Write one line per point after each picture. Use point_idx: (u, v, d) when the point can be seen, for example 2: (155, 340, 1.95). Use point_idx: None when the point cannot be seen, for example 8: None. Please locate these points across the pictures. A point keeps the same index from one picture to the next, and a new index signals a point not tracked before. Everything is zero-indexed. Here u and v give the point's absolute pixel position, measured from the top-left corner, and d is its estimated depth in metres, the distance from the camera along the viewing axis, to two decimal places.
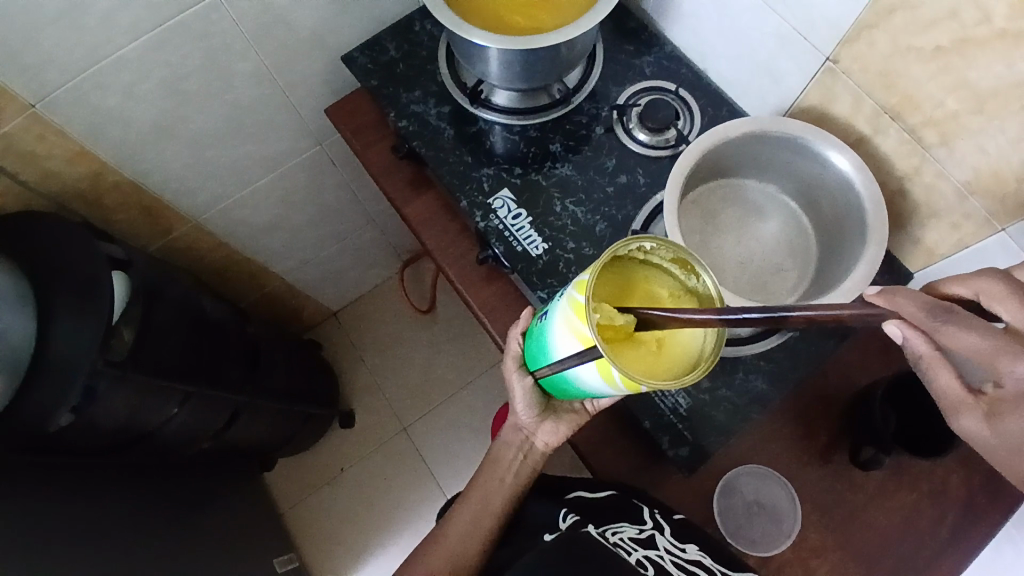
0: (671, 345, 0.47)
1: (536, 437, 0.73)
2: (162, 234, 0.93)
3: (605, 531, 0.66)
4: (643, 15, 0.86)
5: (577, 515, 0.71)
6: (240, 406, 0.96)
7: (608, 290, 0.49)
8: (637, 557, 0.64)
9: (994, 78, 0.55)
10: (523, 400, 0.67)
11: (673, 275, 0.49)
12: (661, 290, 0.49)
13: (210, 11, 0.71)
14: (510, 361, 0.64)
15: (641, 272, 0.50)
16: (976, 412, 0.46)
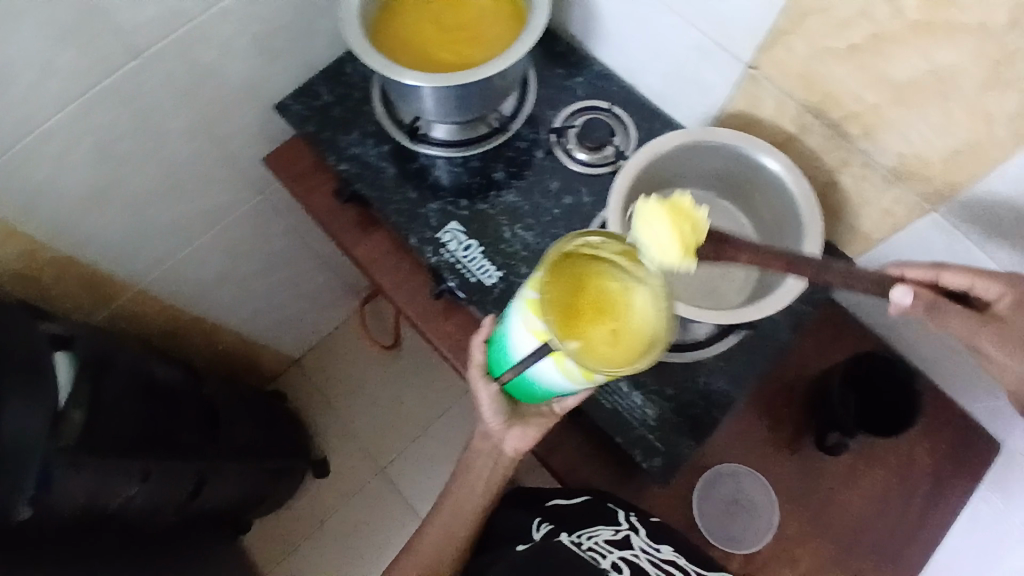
0: (625, 335, 0.49)
1: (505, 444, 0.69)
2: (106, 302, 0.90)
3: (580, 535, 0.66)
4: (570, 37, 0.88)
5: (551, 523, 0.70)
6: (206, 471, 0.93)
7: (566, 284, 0.52)
8: (612, 559, 0.63)
9: (910, 69, 0.57)
10: (489, 405, 0.66)
11: (626, 264, 0.50)
12: (614, 281, 0.50)
13: (134, 75, 0.70)
14: (474, 368, 0.64)
15: (595, 265, 0.51)
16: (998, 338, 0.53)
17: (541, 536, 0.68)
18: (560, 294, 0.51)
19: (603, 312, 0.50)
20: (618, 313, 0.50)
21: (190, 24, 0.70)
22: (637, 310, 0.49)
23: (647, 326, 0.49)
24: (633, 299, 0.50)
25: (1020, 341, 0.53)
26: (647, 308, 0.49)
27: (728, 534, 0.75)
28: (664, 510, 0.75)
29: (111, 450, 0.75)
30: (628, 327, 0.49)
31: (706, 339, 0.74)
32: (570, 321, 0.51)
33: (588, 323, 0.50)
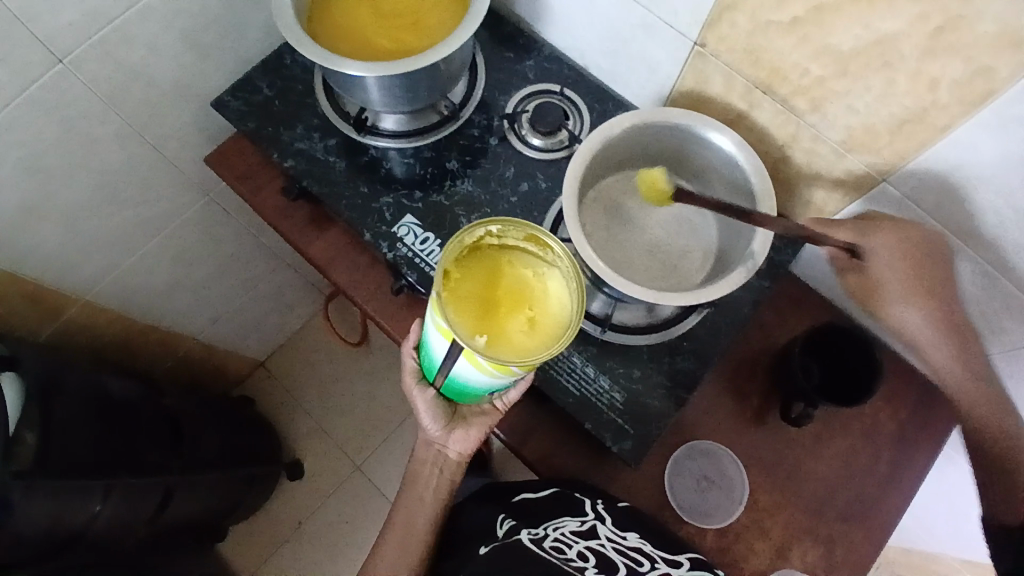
0: (541, 320, 0.53)
1: (449, 448, 0.71)
2: (51, 318, 0.87)
3: (546, 527, 0.64)
4: (517, 20, 0.86)
5: (513, 519, 0.68)
6: (173, 484, 0.91)
7: (477, 275, 0.54)
8: (577, 548, 0.59)
9: (852, 39, 0.57)
10: (427, 412, 0.67)
11: (532, 254, 0.55)
12: (524, 270, 0.55)
13: (59, 80, 0.66)
14: (408, 376, 0.67)
15: (503, 256, 0.56)
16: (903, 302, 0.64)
17: (504, 533, 0.66)
18: (473, 287, 0.54)
19: (518, 300, 0.54)
20: (532, 300, 0.54)
21: (113, 24, 0.67)
22: (548, 296, 0.54)
23: (560, 309, 0.53)
24: (546, 285, 0.54)
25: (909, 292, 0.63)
26: (559, 291, 0.54)
27: (701, 509, 0.75)
28: (636, 492, 0.75)
29: (68, 473, 0.73)
30: (542, 312, 0.54)
31: (675, 316, 0.75)
32: (486, 313, 0.53)
33: (504, 312, 0.53)
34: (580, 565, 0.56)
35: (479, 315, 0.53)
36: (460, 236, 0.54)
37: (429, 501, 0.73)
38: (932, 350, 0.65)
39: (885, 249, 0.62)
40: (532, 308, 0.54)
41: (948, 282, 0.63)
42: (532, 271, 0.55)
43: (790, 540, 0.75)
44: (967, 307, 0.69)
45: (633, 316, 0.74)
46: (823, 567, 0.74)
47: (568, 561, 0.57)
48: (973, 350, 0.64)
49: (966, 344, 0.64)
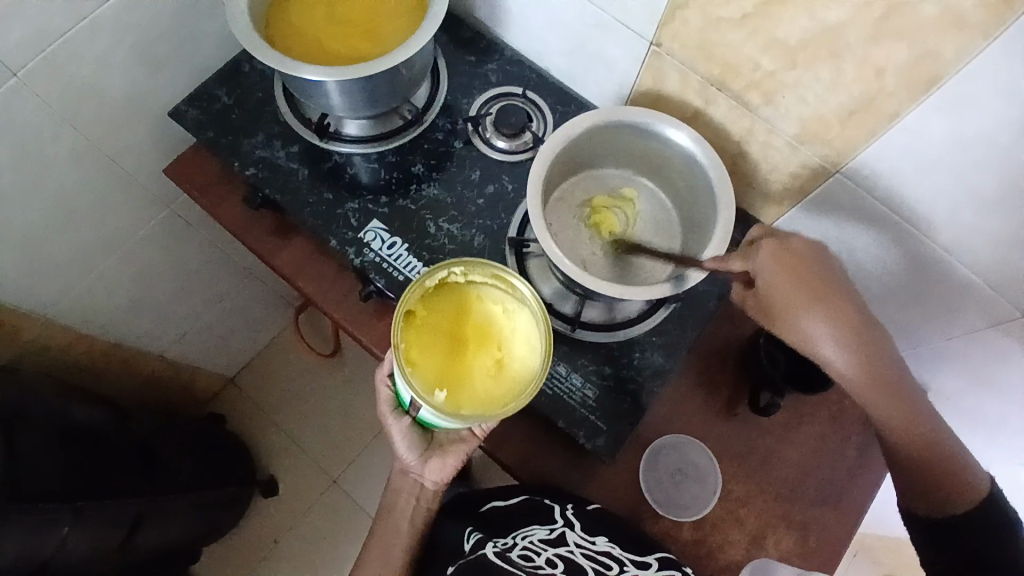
0: (508, 362, 0.57)
1: (425, 478, 0.71)
2: (9, 342, 0.85)
3: (513, 537, 0.64)
4: (477, 24, 0.86)
5: (480, 531, 0.67)
6: (143, 508, 0.89)
7: (446, 318, 0.58)
8: (545, 555, 0.60)
9: (801, 32, 0.59)
10: (403, 440, 0.68)
11: (500, 290, 0.58)
12: (492, 307, 0.58)
13: (11, 94, 0.65)
14: (384, 404, 0.67)
15: (471, 292, 0.58)
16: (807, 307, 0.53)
17: (471, 547, 0.65)
18: (441, 329, 0.57)
19: (485, 341, 0.57)
20: (499, 339, 0.57)
21: (65, 36, 0.66)
22: (515, 335, 0.57)
23: (526, 351, 0.57)
24: (513, 323, 0.57)
25: (812, 296, 0.53)
26: (525, 331, 0.57)
27: (677, 503, 0.75)
28: (612, 489, 0.76)
29: (31, 499, 0.72)
30: (510, 352, 0.57)
31: (637, 316, 0.75)
32: (455, 355, 0.57)
33: (472, 354, 0.57)
34: (548, 572, 0.57)
35: (447, 357, 0.57)
36: (422, 279, 0.56)
37: (404, 508, 0.72)
38: (856, 362, 0.52)
39: (769, 259, 0.55)
40: (499, 349, 0.57)
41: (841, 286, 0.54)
42: (500, 310, 0.58)
43: (765, 528, 0.76)
44: (926, 290, 0.71)
45: (601, 312, 0.75)
46: (799, 554, 0.75)
47: (537, 569, 0.57)
48: (882, 352, 0.52)
49: (873, 349, 0.52)
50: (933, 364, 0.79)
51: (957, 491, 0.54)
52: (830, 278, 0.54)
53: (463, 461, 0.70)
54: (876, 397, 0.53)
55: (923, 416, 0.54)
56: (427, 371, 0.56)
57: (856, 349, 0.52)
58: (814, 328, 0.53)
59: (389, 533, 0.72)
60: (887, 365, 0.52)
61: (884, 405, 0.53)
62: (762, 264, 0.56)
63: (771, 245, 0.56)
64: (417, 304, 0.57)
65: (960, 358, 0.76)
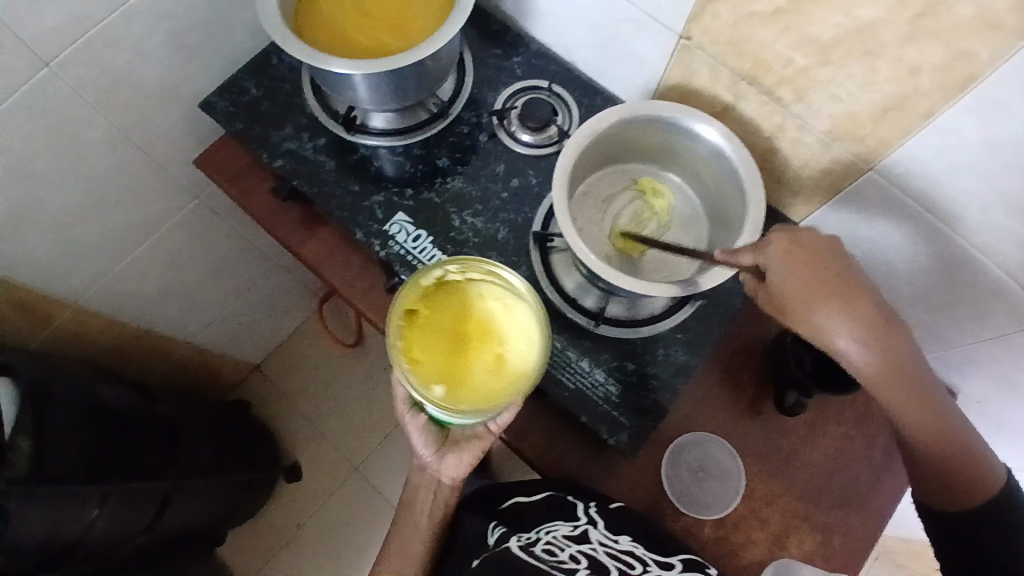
0: (507, 358, 0.58)
1: (443, 475, 0.70)
2: (43, 325, 0.87)
3: (538, 532, 0.64)
4: (504, 16, 0.86)
5: (504, 527, 0.68)
6: (171, 490, 0.92)
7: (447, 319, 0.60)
8: (568, 551, 0.59)
9: (833, 27, 0.57)
10: (419, 436, 0.68)
11: (497, 290, 0.60)
12: (492, 307, 0.60)
13: (44, 85, 0.67)
14: (401, 403, 0.69)
15: (471, 293, 0.61)
16: (829, 308, 0.54)
17: (494, 540, 0.65)
18: (443, 326, 0.59)
19: (485, 337, 0.59)
20: (498, 337, 0.59)
21: (98, 28, 0.67)
22: (515, 332, 0.59)
23: (525, 347, 0.58)
24: (512, 321, 0.59)
25: (830, 292, 0.55)
26: (524, 328, 0.59)
27: (698, 501, 0.75)
28: (633, 485, 0.75)
29: (64, 481, 0.74)
30: (509, 347, 0.58)
31: (662, 312, 0.75)
32: (456, 353, 0.58)
33: (472, 350, 0.58)
34: (570, 566, 0.56)
35: (449, 354, 0.58)
36: (419, 280, 0.59)
37: (425, 499, 0.73)
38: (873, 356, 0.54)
39: (784, 260, 0.56)
40: (498, 344, 0.58)
41: (860, 282, 0.55)
42: (498, 307, 0.60)
43: (788, 528, 0.75)
44: (959, 291, 0.69)
45: (625, 308, 0.75)
46: (822, 555, 0.75)
47: (559, 563, 0.57)
48: (897, 344, 0.54)
49: (887, 340, 0.54)
50: (963, 366, 0.77)
51: (975, 486, 0.56)
52: (848, 275, 0.55)
53: (478, 458, 0.68)
54: (895, 393, 0.54)
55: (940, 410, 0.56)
56: (428, 368, 0.57)
57: (880, 342, 0.54)
58: (833, 327, 0.55)
59: (410, 523, 0.73)
60: (902, 360, 0.54)
61: (897, 399, 0.55)
62: (774, 267, 0.57)
63: (790, 242, 0.57)
64: (419, 305, 0.59)
65: (992, 361, 0.74)
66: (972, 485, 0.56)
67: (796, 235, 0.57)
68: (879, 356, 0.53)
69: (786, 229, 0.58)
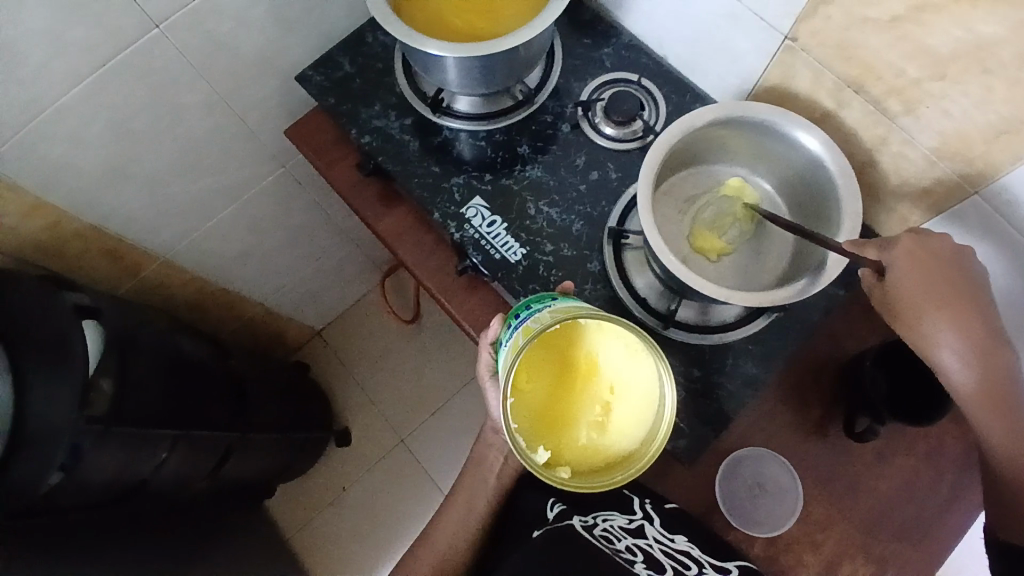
0: (612, 422, 0.55)
1: None
2: (130, 276, 0.91)
3: (594, 517, 0.64)
4: (598, 6, 0.84)
5: (564, 504, 0.68)
6: (233, 442, 0.95)
7: (557, 355, 0.56)
8: (625, 543, 0.60)
9: (954, 41, 0.54)
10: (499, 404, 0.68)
11: (621, 337, 0.55)
12: (610, 356, 0.55)
13: (152, 46, 0.69)
14: (483, 368, 0.66)
15: (591, 334, 0.55)
16: (943, 316, 0.55)
17: (552, 517, 0.66)
18: (548, 362, 0.55)
19: (593, 384, 0.55)
20: (610, 391, 0.55)
21: None
22: (628, 386, 0.55)
23: (637, 407, 0.54)
24: (629, 382, 0.55)
25: (946, 301, 0.55)
26: (642, 393, 0.54)
27: (751, 516, 0.74)
28: (685, 492, 0.75)
29: (137, 424, 0.77)
30: (619, 407, 0.55)
31: (734, 321, 0.73)
32: (561, 397, 0.55)
33: (577, 395, 0.55)
34: (628, 558, 0.58)
35: (554, 397, 0.55)
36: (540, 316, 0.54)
37: (477, 481, 0.74)
38: (979, 372, 0.54)
39: (906, 261, 0.56)
40: (607, 393, 0.55)
41: (980, 295, 0.55)
42: (613, 351, 0.55)
43: (842, 556, 0.73)
44: None
45: (696, 312, 0.73)
46: None
47: (619, 553, 0.58)
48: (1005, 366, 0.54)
49: (996, 360, 0.54)
50: None
51: None
52: (971, 287, 0.55)
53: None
54: (991, 416, 0.54)
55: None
56: (529, 408, 0.55)
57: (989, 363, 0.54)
58: (943, 338, 0.55)
59: (460, 503, 0.74)
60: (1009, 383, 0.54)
61: (992, 420, 0.55)
62: (896, 267, 0.56)
63: (919, 245, 0.56)
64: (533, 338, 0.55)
65: None
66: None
67: (927, 238, 0.57)
68: (980, 376, 0.54)
69: (917, 234, 0.57)
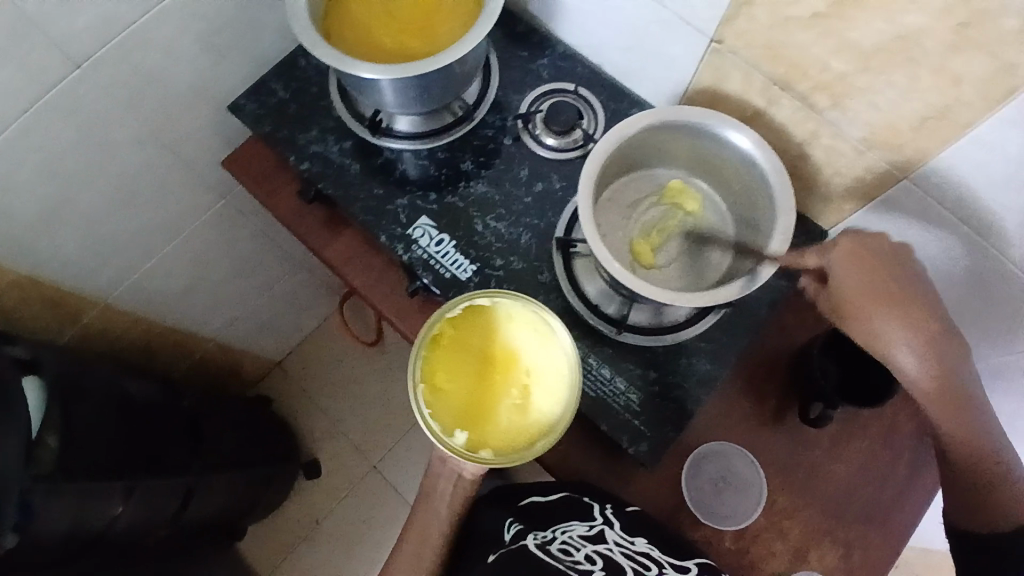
0: (530, 400, 0.63)
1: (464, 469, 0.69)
2: (72, 322, 0.88)
3: (554, 531, 0.63)
4: (531, 18, 0.85)
5: (522, 523, 0.67)
6: (193, 483, 0.93)
7: (478, 347, 0.65)
8: (584, 551, 0.59)
9: (875, 34, 0.56)
10: None
11: (529, 322, 0.64)
12: (522, 341, 0.64)
13: (77, 86, 0.67)
14: None
15: (505, 324, 0.65)
16: (892, 317, 0.54)
17: (511, 538, 0.65)
18: (470, 357, 0.64)
19: (511, 371, 0.64)
20: (525, 373, 0.64)
21: (132, 27, 0.68)
22: (541, 371, 0.64)
23: (550, 386, 0.63)
24: (541, 362, 0.64)
25: (889, 301, 0.54)
26: (553, 371, 0.63)
27: (718, 512, 0.74)
28: (651, 495, 0.75)
29: (88, 476, 0.75)
30: (535, 385, 0.63)
31: (685, 320, 0.74)
32: (484, 384, 0.64)
33: (497, 382, 0.64)
34: (586, 567, 0.56)
35: (480, 390, 0.64)
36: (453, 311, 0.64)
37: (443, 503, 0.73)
38: (928, 369, 0.54)
39: (850, 266, 0.56)
40: (524, 377, 0.63)
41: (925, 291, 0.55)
42: (525, 338, 0.64)
43: (809, 542, 0.74)
44: (997, 305, 0.67)
45: (649, 315, 0.73)
46: (843, 569, 0.73)
47: (575, 563, 0.56)
48: (954, 363, 0.54)
49: (945, 357, 0.54)
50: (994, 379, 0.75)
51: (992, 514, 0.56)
52: (914, 286, 0.55)
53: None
54: (947, 414, 0.55)
55: (985, 432, 0.56)
56: (454, 397, 0.63)
57: (938, 364, 0.54)
58: (895, 337, 0.54)
59: (426, 527, 0.73)
60: (959, 383, 0.54)
61: (944, 417, 0.55)
62: (842, 274, 0.56)
63: (862, 248, 0.56)
64: (452, 333, 0.65)
65: None
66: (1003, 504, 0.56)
67: (870, 242, 0.56)
68: (931, 372, 0.54)
69: (858, 234, 0.57)
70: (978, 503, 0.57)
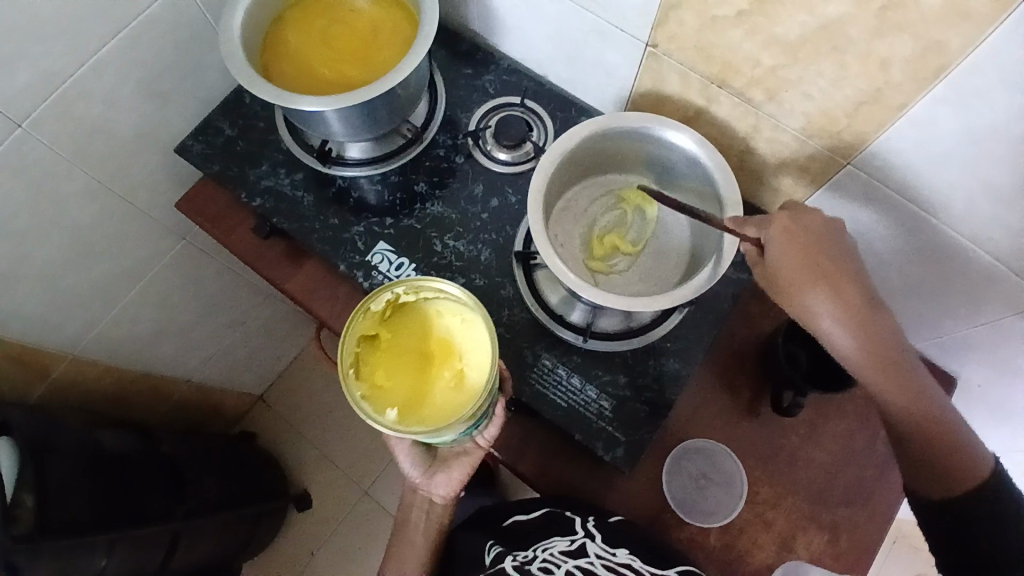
0: (461, 381, 0.59)
1: (434, 493, 0.71)
2: (41, 378, 0.87)
3: (534, 550, 0.63)
4: (473, 36, 0.86)
5: (501, 545, 0.67)
6: (177, 529, 0.92)
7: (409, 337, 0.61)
8: (565, 567, 0.59)
9: (799, 27, 0.57)
10: (407, 457, 0.68)
11: (454, 305, 0.61)
12: (451, 324, 0.61)
13: (19, 144, 0.67)
14: None
15: (433, 312, 0.61)
16: (817, 285, 0.56)
17: (491, 560, 0.65)
18: (403, 347, 0.60)
19: (443, 355, 0.60)
20: (458, 356, 0.60)
21: (69, 80, 0.67)
22: (472, 346, 0.60)
23: (483, 365, 0.59)
24: (470, 343, 0.60)
25: (815, 270, 0.56)
26: (483, 350, 0.59)
27: (701, 509, 0.74)
28: (634, 499, 0.75)
29: (70, 533, 0.74)
30: (467, 366, 0.59)
31: (651, 321, 0.74)
32: (418, 372, 0.59)
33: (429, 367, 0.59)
34: None
35: (411, 374, 0.59)
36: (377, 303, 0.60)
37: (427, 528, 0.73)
38: (859, 337, 0.55)
39: (780, 238, 0.57)
40: (455, 359, 0.59)
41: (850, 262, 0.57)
42: (455, 323, 0.61)
43: (794, 530, 0.74)
44: (950, 279, 0.68)
45: (615, 320, 0.74)
46: (831, 554, 0.74)
47: None
48: (880, 327, 0.55)
49: (871, 324, 0.55)
50: (959, 351, 0.77)
51: (958, 476, 0.55)
52: (841, 257, 0.56)
53: (467, 475, 0.69)
54: (881, 379, 0.55)
55: (927, 396, 0.55)
56: (386, 389, 0.58)
57: (866, 327, 0.55)
58: (821, 308, 0.56)
59: (412, 554, 0.72)
60: (891, 348, 0.55)
61: (885, 383, 0.55)
62: (772, 245, 0.57)
63: (791, 218, 0.58)
64: (380, 327, 0.60)
65: (987, 345, 0.74)
66: (966, 480, 0.54)
67: (796, 214, 0.58)
68: (862, 341, 0.55)
69: (789, 209, 0.59)
70: (930, 470, 0.56)
